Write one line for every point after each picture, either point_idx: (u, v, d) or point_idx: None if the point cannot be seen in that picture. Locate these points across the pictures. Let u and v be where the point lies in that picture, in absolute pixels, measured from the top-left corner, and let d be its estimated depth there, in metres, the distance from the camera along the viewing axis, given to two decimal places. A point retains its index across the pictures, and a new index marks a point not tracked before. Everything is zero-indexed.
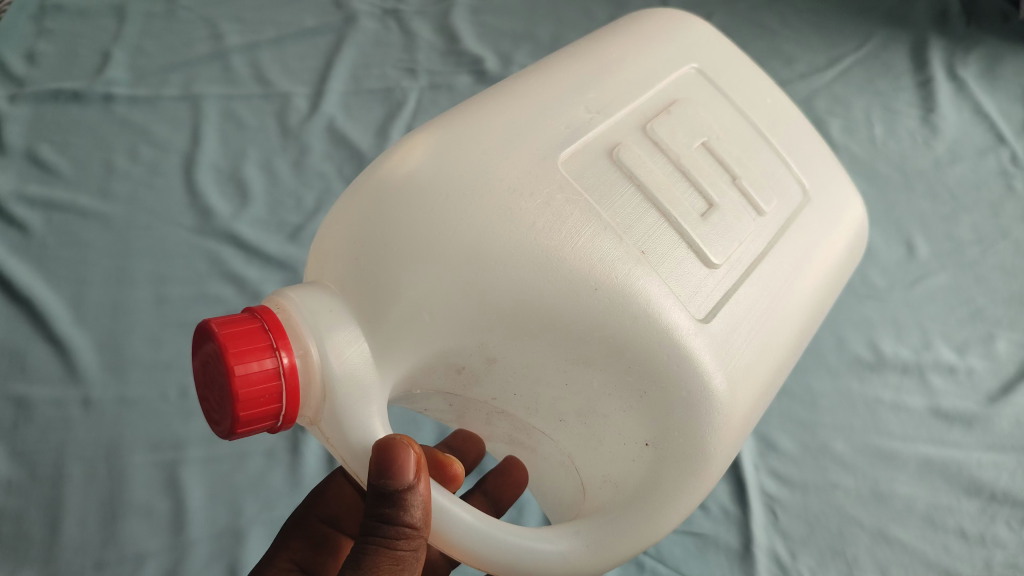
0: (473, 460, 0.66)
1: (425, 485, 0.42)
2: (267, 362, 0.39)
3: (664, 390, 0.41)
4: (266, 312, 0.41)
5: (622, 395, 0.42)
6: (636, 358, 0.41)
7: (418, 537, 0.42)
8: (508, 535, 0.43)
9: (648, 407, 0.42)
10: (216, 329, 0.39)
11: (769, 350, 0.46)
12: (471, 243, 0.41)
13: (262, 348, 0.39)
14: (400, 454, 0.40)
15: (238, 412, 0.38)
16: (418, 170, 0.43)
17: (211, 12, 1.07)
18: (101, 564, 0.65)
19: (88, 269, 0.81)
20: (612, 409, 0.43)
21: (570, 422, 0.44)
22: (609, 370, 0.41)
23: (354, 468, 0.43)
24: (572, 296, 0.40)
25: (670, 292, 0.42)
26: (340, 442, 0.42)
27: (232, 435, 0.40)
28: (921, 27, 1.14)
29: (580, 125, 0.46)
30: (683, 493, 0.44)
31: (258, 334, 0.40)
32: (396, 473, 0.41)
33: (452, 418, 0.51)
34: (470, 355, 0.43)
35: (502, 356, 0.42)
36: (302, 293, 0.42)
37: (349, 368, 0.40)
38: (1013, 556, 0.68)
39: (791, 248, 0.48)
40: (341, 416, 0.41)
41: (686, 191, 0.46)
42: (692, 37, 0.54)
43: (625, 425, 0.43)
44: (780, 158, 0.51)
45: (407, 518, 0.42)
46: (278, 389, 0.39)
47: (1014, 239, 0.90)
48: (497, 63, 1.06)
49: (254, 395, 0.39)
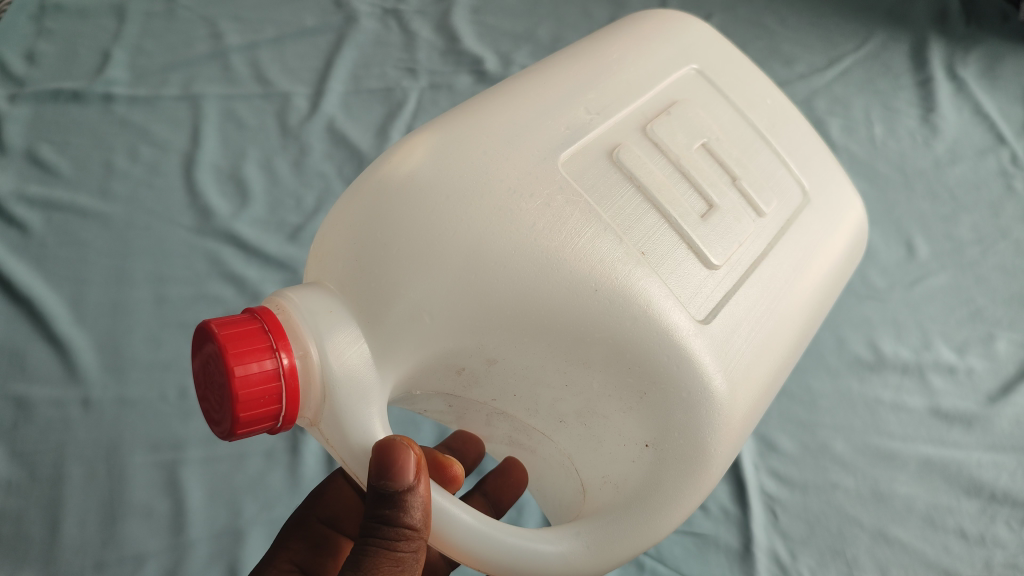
0: (473, 461, 0.66)
1: (425, 486, 0.42)
2: (267, 363, 0.39)
3: (664, 391, 0.41)
4: (266, 313, 0.41)
5: (623, 396, 0.42)
6: (636, 359, 0.41)
7: (418, 538, 0.42)
8: (508, 536, 0.43)
9: (648, 408, 0.42)
10: (216, 330, 0.39)
11: (769, 352, 0.46)
12: (471, 244, 0.41)
13: (262, 349, 0.39)
14: (400, 455, 0.40)
15: (238, 413, 0.38)
16: (419, 171, 0.43)
17: (211, 11, 1.07)
18: (101, 564, 0.65)
19: (88, 269, 0.81)
20: (612, 410, 0.43)
21: (570, 423, 0.44)
22: (609, 371, 0.41)
23: (354, 469, 0.43)
24: (572, 297, 0.40)
25: (670, 293, 0.42)
26: (340, 443, 0.42)
27: (232, 436, 0.40)
28: (921, 27, 1.14)
29: (580, 126, 0.46)
30: (683, 494, 0.44)
31: (258, 335, 0.40)
32: (396, 474, 0.41)
33: (451, 419, 0.51)
34: (469, 356, 0.43)
35: (502, 357, 0.42)
36: (302, 293, 0.42)
37: (349, 369, 0.40)
38: (1013, 556, 0.67)
39: (791, 249, 0.48)
40: (341, 417, 0.41)
41: (686, 191, 0.46)
42: (692, 37, 0.54)
43: (626, 427, 0.43)
44: (780, 158, 0.51)
45: (407, 519, 0.42)
46: (278, 390, 0.39)
47: (1014, 239, 0.90)
48: (497, 63, 1.06)
49: (254, 396, 0.39)
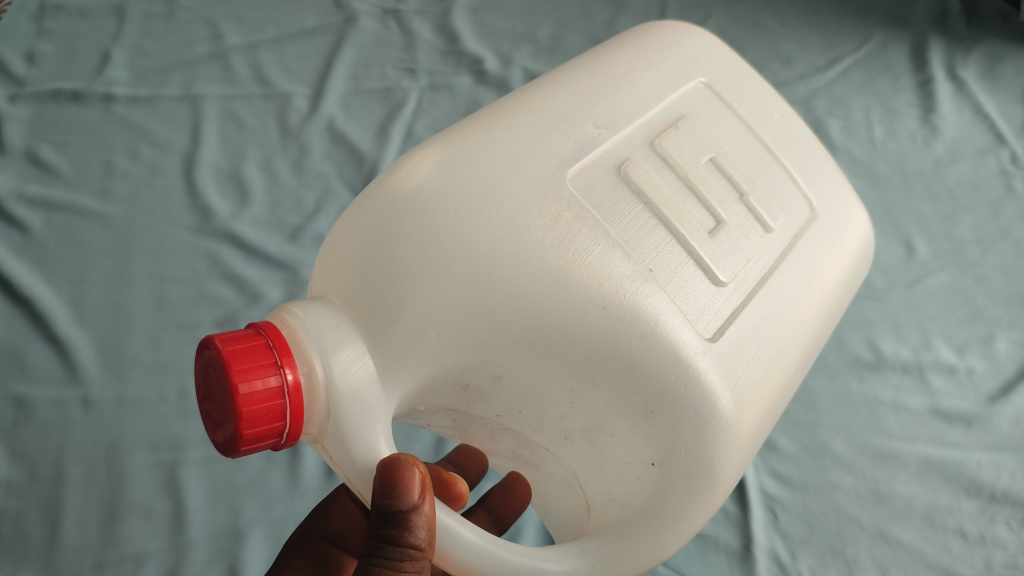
0: (477, 476, 0.64)
1: (429, 505, 0.42)
2: (272, 380, 0.39)
3: (672, 409, 0.41)
4: (270, 328, 0.41)
5: (629, 415, 0.42)
6: (644, 376, 0.41)
7: (423, 558, 0.42)
8: (513, 554, 0.43)
9: (655, 426, 0.42)
10: (220, 346, 0.39)
11: (777, 369, 0.46)
12: (478, 259, 0.41)
13: (266, 366, 0.39)
14: (405, 473, 0.40)
15: (242, 430, 0.38)
16: (426, 184, 0.43)
17: (212, 12, 1.07)
18: (101, 564, 0.65)
19: (87, 270, 0.81)
20: (618, 428, 0.42)
21: (575, 440, 0.44)
22: (616, 388, 0.41)
23: (358, 486, 0.43)
24: (580, 315, 0.40)
25: (678, 311, 0.42)
26: (344, 460, 0.42)
27: (233, 450, 0.40)
28: (920, 28, 1.14)
29: (588, 140, 0.46)
30: (689, 513, 0.44)
31: (262, 350, 0.40)
32: (401, 492, 0.41)
33: (455, 433, 0.51)
34: (475, 373, 0.43)
35: (508, 374, 0.42)
36: (307, 308, 0.42)
37: (354, 387, 0.40)
38: (1012, 556, 0.67)
39: (797, 265, 0.48)
40: (346, 434, 0.41)
41: (695, 208, 0.46)
42: (699, 49, 0.54)
43: (632, 445, 0.43)
44: (788, 173, 0.51)
45: (412, 539, 0.42)
46: (282, 407, 0.39)
47: (1013, 239, 0.90)
48: (497, 63, 1.06)
49: (258, 413, 0.39)
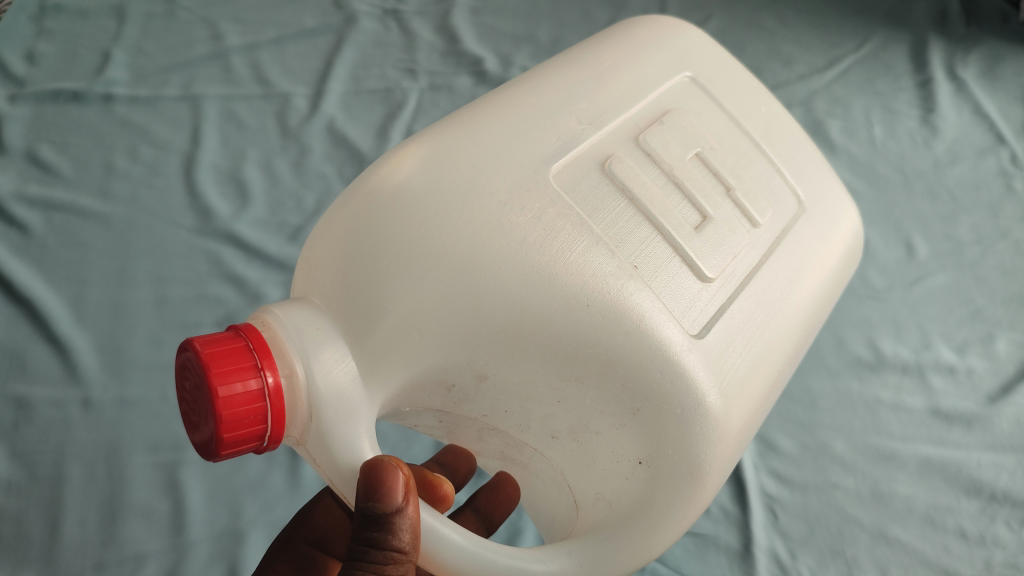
0: (465, 477, 0.64)
1: (413, 507, 0.42)
2: (252, 383, 0.39)
3: (657, 406, 0.41)
4: (250, 330, 0.41)
5: (615, 412, 0.42)
6: (630, 374, 0.41)
7: (406, 561, 0.42)
8: (498, 555, 0.43)
9: (641, 424, 0.42)
10: (199, 349, 0.39)
11: (765, 365, 0.46)
12: (461, 257, 0.41)
13: (245, 368, 0.39)
14: (388, 476, 0.40)
15: (222, 434, 0.38)
16: (407, 182, 0.43)
17: (213, 12, 1.07)
18: (101, 564, 0.65)
19: (87, 270, 0.81)
20: (605, 426, 0.43)
21: (562, 439, 0.44)
22: (601, 387, 0.41)
23: (342, 489, 0.43)
24: (565, 314, 0.40)
25: (664, 308, 0.42)
26: (327, 463, 0.42)
27: (214, 454, 0.40)
28: (920, 27, 1.14)
29: (571, 137, 0.46)
30: (678, 510, 0.44)
31: (243, 353, 0.40)
32: (384, 496, 0.41)
33: (442, 434, 0.51)
34: (460, 372, 0.43)
35: (493, 373, 0.42)
36: (288, 310, 0.42)
37: (335, 387, 0.40)
38: (1013, 556, 0.67)
39: (785, 261, 0.48)
40: (329, 436, 0.41)
41: (680, 203, 0.46)
42: (685, 43, 0.54)
43: (618, 443, 0.43)
44: (775, 167, 0.51)
45: (395, 542, 0.42)
46: (263, 410, 0.39)
47: (1013, 239, 0.90)
48: (497, 63, 1.06)
49: (238, 416, 0.39)
